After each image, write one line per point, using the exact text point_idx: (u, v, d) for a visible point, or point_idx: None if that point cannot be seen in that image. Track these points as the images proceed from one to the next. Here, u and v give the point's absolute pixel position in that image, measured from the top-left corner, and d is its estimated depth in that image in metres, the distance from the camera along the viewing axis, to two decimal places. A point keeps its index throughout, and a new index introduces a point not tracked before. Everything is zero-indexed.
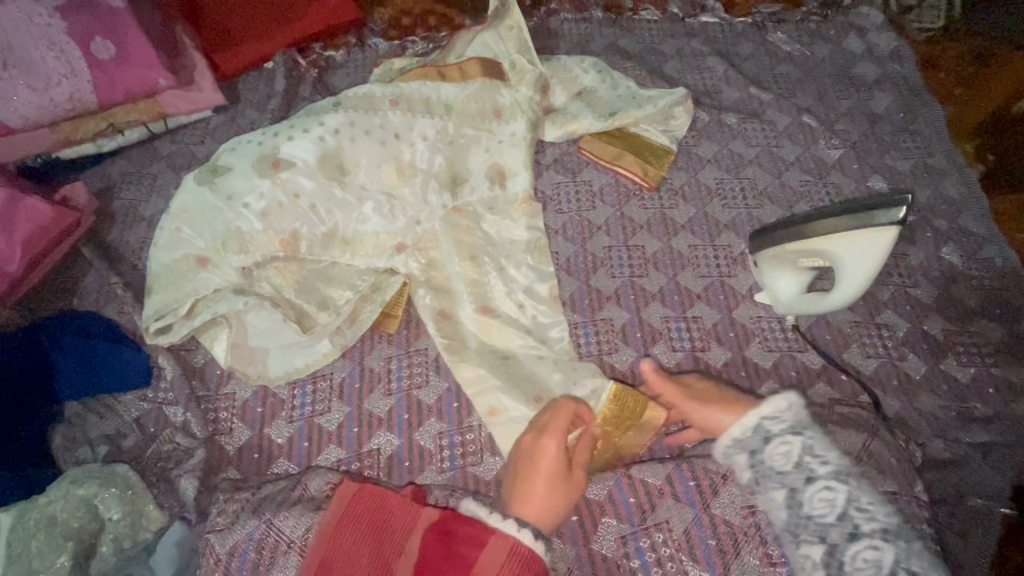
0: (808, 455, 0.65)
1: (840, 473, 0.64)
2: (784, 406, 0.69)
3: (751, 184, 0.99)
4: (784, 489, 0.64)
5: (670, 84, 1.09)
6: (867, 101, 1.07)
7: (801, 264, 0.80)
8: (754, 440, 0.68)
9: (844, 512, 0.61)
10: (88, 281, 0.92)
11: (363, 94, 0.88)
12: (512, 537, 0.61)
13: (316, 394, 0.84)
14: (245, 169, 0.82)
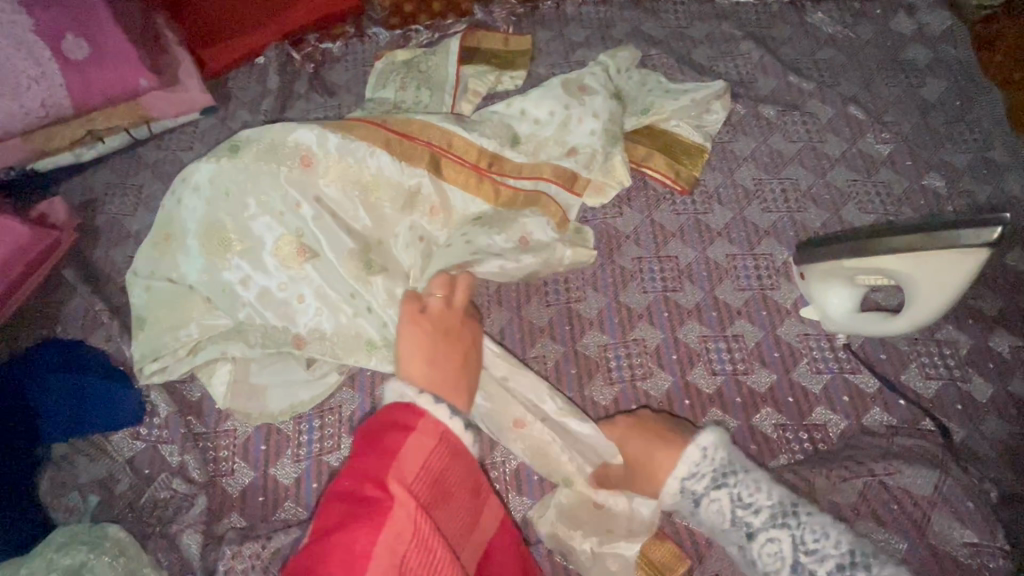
0: (739, 508, 0.64)
1: (777, 519, 0.63)
2: (699, 458, 0.66)
3: (793, 184, 0.91)
4: (737, 547, 0.65)
5: (701, 74, 0.99)
6: (919, 88, 0.97)
7: (862, 281, 0.73)
8: (689, 498, 0.66)
9: (797, 564, 0.61)
10: (72, 306, 0.85)
11: (332, 150, 0.76)
12: (439, 420, 0.57)
13: (325, 429, 0.77)
14: (199, 235, 0.75)
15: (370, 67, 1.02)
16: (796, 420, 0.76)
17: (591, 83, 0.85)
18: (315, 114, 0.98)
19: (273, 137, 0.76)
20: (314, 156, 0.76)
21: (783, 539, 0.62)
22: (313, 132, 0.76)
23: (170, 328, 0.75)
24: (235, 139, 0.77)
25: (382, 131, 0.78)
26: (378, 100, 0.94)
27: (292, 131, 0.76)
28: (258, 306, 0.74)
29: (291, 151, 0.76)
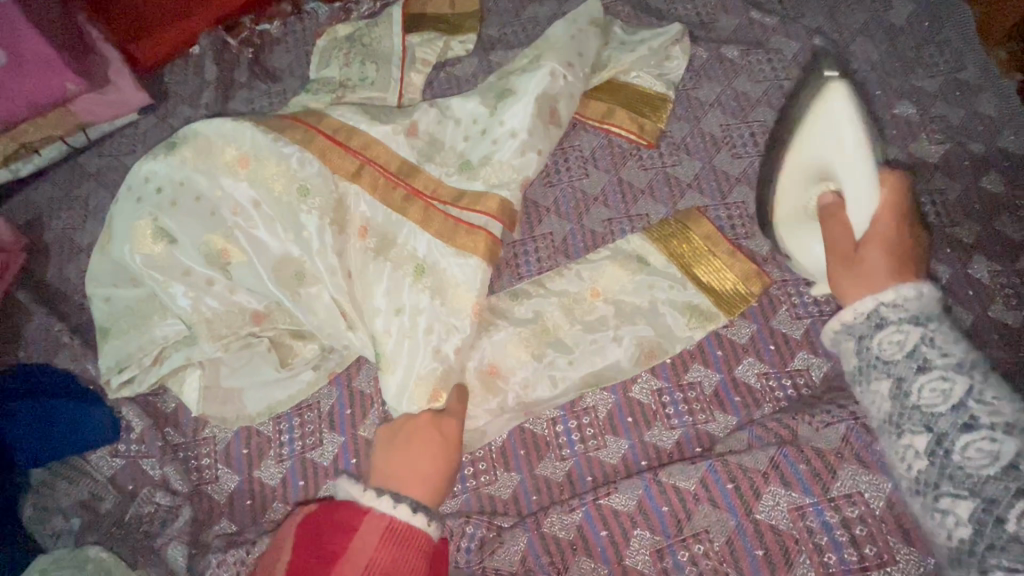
0: (926, 345, 0.54)
1: (964, 366, 0.52)
2: (912, 293, 0.57)
3: (762, 127, 0.87)
4: (889, 380, 0.55)
5: (659, 19, 0.95)
6: (886, 12, 0.93)
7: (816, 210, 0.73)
8: (865, 326, 0.59)
9: (960, 404, 0.51)
10: (30, 329, 0.82)
11: (269, 148, 0.73)
12: (389, 514, 0.57)
13: (305, 427, 0.76)
14: (130, 231, 0.72)
15: (312, 47, 0.96)
16: (778, 367, 0.76)
17: (565, 73, 0.81)
18: (260, 103, 0.94)
19: (215, 133, 0.74)
20: (251, 158, 0.73)
21: (958, 381, 0.52)
22: (249, 130, 0.73)
23: (133, 337, 0.74)
24: (178, 136, 0.75)
25: (326, 141, 0.74)
26: (322, 81, 0.89)
27: (234, 128, 0.74)
28: (192, 304, 0.71)
29: (230, 151, 0.73)
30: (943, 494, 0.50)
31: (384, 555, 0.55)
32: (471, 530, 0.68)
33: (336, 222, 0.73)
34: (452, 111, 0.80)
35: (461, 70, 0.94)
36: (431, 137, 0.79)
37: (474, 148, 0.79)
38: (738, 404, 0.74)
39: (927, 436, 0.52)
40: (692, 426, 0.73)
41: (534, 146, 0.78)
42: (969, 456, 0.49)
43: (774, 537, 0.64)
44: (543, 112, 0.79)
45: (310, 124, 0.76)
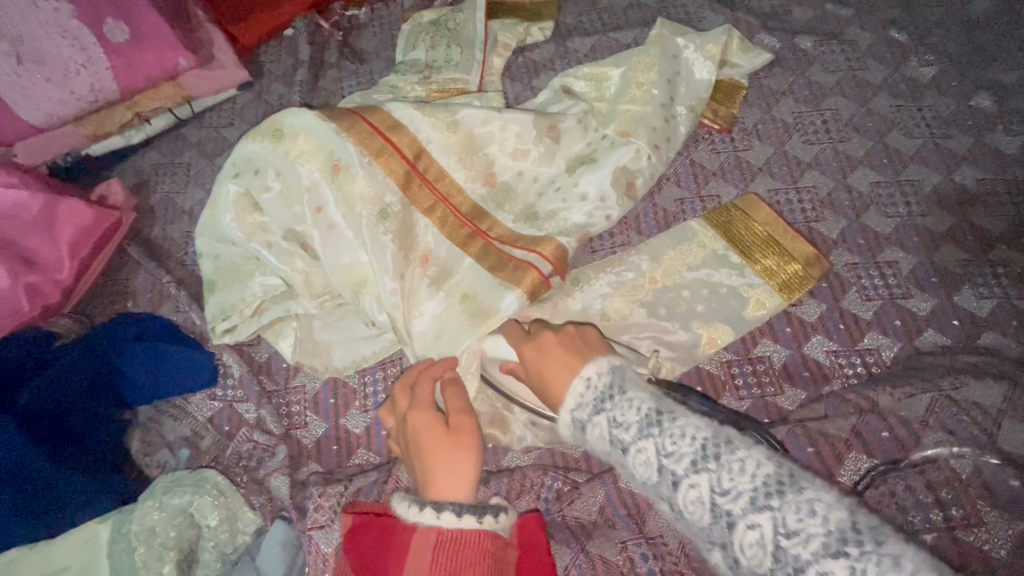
0: (717, 493, 0.51)
1: (757, 503, 0.49)
2: (582, 387, 0.60)
3: (834, 115, 0.89)
4: (718, 548, 0.52)
5: (733, 10, 0.98)
6: (962, 6, 0.94)
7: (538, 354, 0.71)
8: (662, 485, 0.54)
9: (780, 550, 0.47)
10: (139, 281, 0.89)
11: (358, 169, 0.75)
12: (434, 528, 0.56)
13: (388, 380, 0.81)
14: (230, 198, 0.78)
15: (399, 30, 1.02)
16: (847, 346, 0.78)
17: (653, 121, 0.85)
18: (349, 82, 1.00)
19: (314, 132, 0.77)
20: (341, 166, 0.76)
21: (764, 524, 0.49)
22: (345, 142, 0.76)
23: (234, 288, 0.80)
24: (280, 120, 0.78)
25: (404, 173, 0.77)
26: (409, 63, 0.95)
27: (333, 134, 0.76)
28: (288, 264, 0.77)
29: (325, 155, 0.76)
30: None
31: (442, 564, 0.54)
32: (548, 482, 0.73)
33: (403, 248, 0.75)
34: (531, 163, 0.82)
35: (538, 54, 0.98)
36: (510, 185, 0.82)
37: (545, 200, 0.82)
38: (806, 378, 0.76)
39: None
40: (760, 397, 0.76)
41: (602, 212, 0.81)
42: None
43: None
44: (619, 183, 0.82)
45: (392, 140, 0.77)
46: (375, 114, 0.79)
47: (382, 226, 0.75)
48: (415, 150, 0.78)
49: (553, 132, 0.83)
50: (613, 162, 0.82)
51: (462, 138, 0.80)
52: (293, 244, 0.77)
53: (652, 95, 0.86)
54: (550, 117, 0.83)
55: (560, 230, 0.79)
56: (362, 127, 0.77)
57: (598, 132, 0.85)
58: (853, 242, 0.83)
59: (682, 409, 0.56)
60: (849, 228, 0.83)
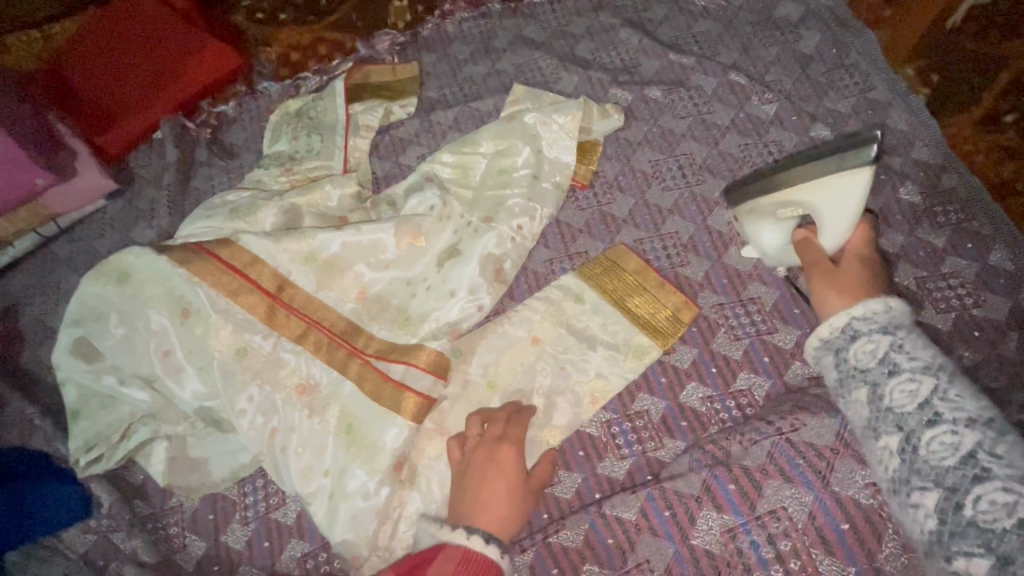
0: (894, 351, 0.57)
1: (978, 421, 0.52)
2: (881, 308, 0.60)
3: (689, 159, 0.93)
4: (866, 386, 0.58)
5: (585, 68, 1.01)
6: (795, 43, 0.99)
7: (787, 214, 0.77)
8: (864, 357, 0.59)
9: (926, 402, 0.54)
10: (6, 414, 0.86)
11: (214, 309, 0.76)
12: (463, 546, 0.59)
13: (268, 488, 0.78)
14: (72, 343, 0.75)
15: (266, 122, 1.03)
16: (721, 390, 0.78)
17: (525, 200, 0.87)
18: (219, 179, 1.00)
19: (162, 277, 0.76)
20: (193, 310, 0.76)
21: (924, 381, 0.55)
22: (196, 285, 0.76)
23: (86, 426, 0.76)
24: (124, 263, 0.76)
25: (268, 309, 0.77)
26: (274, 156, 0.96)
27: (184, 278, 0.76)
28: (150, 396, 0.75)
29: (176, 300, 0.76)
30: (913, 488, 0.53)
31: None
32: None
33: (273, 384, 0.75)
34: (398, 270, 0.82)
35: (404, 130, 1.00)
36: (381, 294, 0.81)
37: (415, 303, 0.81)
38: (684, 428, 0.77)
39: (897, 435, 0.55)
40: (642, 454, 0.76)
41: (474, 304, 0.81)
42: (932, 448, 0.52)
43: (709, 561, 0.67)
44: (488, 275, 0.82)
45: (249, 277, 0.78)
46: (225, 247, 0.78)
47: (245, 358, 0.75)
48: (276, 282, 0.79)
49: (416, 238, 0.82)
50: (476, 250, 0.83)
51: (321, 264, 0.80)
52: (143, 379, 0.75)
53: (517, 183, 0.88)
54: (411, 219, 0.82)
55: (434, 329, 0.80)
56: (211, 264, 0.77)
57: (465, 219, 0.85)
58: (718, 283, 0.84)
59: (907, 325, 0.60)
60: (713, 269, 0.85)
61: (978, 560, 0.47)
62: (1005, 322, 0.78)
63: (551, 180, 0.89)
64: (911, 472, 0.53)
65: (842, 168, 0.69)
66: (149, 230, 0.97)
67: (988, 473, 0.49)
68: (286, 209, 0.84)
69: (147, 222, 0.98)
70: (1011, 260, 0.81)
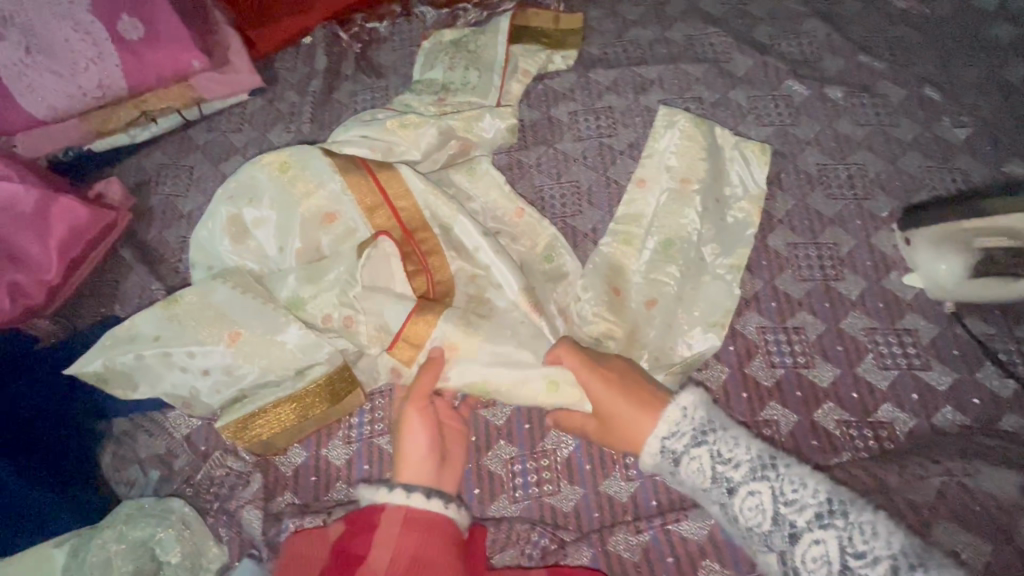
0: (781, 505, 0.56)
1: (897, 572, 0.50)
2: (680, 414, 0.62)
3: (861, 170, 0.86)
4: (774, 552, 0.56)
5: (762, 54, 0.95)
6: (1001, 68, 0.91)
7: (982, 245, 0.72)
8: (668, 461, 0.62)
9: (846, 568, 0.52)
10: (129, 286, 0.87)
11: (353, 222, 0.75)
12: (404, 506, 0.58)
13: (375, 411, 0.78)
14: (226, 217, 0.75)
15: (418, 48, 1.00)
16: (860, 417, 0.73)
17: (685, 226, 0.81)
18: (362, 96, 0.97)
19: (320, 180, 0.75)
20: (340, 218, 0.75)
21: (828, 539, 0.53)
22: (350, 201, 0.75)
23: (186, 322, 0.71)
24: (288, 156, 0.76)
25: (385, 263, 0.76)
26: (426, 82, 0.92)
27: (340, 189, 0.75)
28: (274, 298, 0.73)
29: (329, 210, 0.75)
30: None
31: (410, 543, 0.56)
32: (535, 538, 0.69)
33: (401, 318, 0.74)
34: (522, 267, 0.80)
35: (559, 82, 0.95)
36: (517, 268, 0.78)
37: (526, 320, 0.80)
38: (815, 447, 0.72)
39: (719, 507, 0.60)
40: None
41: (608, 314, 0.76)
42: (748, 515, 0.58)
43: None
44: (609, 296, 0.77)
45: (398, 206, 0.76)
46: (385, 171, 0.77)
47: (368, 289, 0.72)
48: (416, 220, 0.76)
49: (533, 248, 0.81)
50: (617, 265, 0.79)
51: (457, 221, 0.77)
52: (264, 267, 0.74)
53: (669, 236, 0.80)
54: (534, 222, 0.81)
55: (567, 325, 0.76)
56: (365, 181, 0.76)
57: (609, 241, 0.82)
58: (873, 307, 0.79)
59: (726, 418, 0.62)
60: (869, 290, 0.80)
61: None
62: None
63: (726, 260, 0.80)
64: (748, 535, 0.58)
65: None
66: (287, 134, 0.96)
67: None
68: (442, 134, 0.82)
69: (286, 126, 0.96)
70: None
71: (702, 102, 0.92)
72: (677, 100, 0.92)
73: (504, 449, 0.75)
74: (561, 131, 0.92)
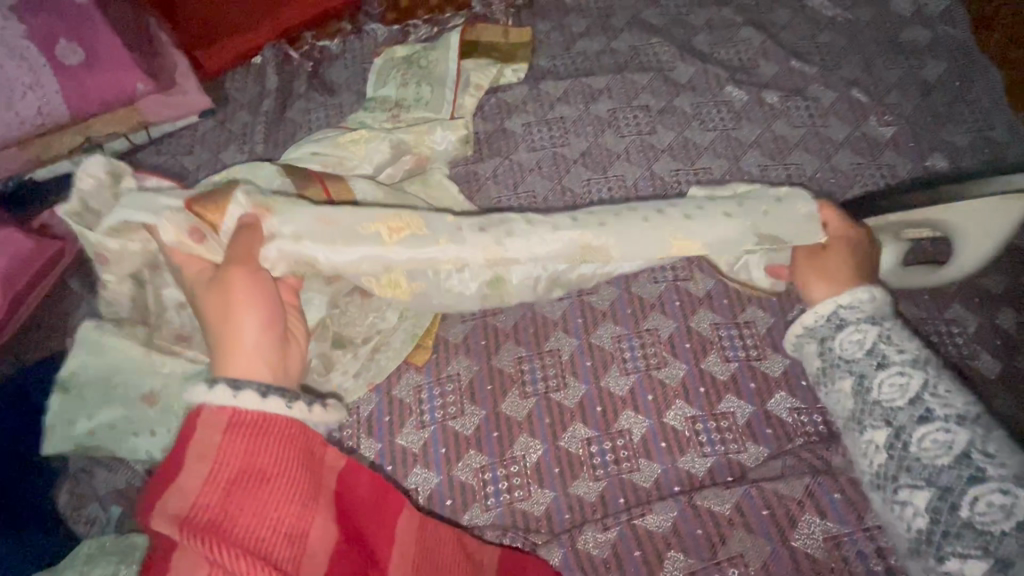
0: (928, 393, 0.53)
1: (1023, 480, 0.47)
2: (865, 297, 0.62)
3: (799, 170, 0.91)
4: (888, 429, 0.54)
5: (703, 61, 0.99)
6: (919, 69, 0.98)
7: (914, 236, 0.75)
8: (826, 328, 0.63)
9: (963, 456, 0.49)
10: (80, 317, 0.84)
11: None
12: (225, 405, 0.50)
13: (344, 430, 0.78)
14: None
15: (370, 65, 1.01)
16: (811, 403, 0.77)
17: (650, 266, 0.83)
18: (316, 114, 0.97)
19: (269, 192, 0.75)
20: None
21: (961, 433, 0.50)
22: None
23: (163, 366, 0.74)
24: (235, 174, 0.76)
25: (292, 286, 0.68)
26: (379, 99, 0.93)
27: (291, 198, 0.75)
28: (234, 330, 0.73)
29: None
30: (948, 554, 0.47)
31: (233, 441, 0.48)
32: (507, 543, 0.70)
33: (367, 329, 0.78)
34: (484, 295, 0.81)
35: (511, 95, 0.98)
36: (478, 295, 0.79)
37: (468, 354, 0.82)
38: (770, 435, 0.75)
39: (853, 378, 0.58)
40: (724, 455, 0.75)
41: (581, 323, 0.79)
42: (883, 391, 0.55)
43: (809, 567, 0.65)
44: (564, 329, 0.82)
45: None
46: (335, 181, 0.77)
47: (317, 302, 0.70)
48: None
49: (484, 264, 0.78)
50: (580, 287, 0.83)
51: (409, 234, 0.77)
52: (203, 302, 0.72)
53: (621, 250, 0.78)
54: None
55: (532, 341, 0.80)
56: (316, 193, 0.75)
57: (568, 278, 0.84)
58: None
59: (899, 327, 0.60)
60: None
61: (921, 492, 0.50)
62: None
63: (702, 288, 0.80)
64: (863, 407, 0.56)
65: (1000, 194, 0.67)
66: (240, 154, 0.94)
67: None
68: (395, 149, 0.83)
69: (238, 146, 0.95)
70: None
71: (649, 110, 0.96)
72: (626, 108, 0.96)
73: (473, 458, 0.76)
74: (515, 142, 0.94)
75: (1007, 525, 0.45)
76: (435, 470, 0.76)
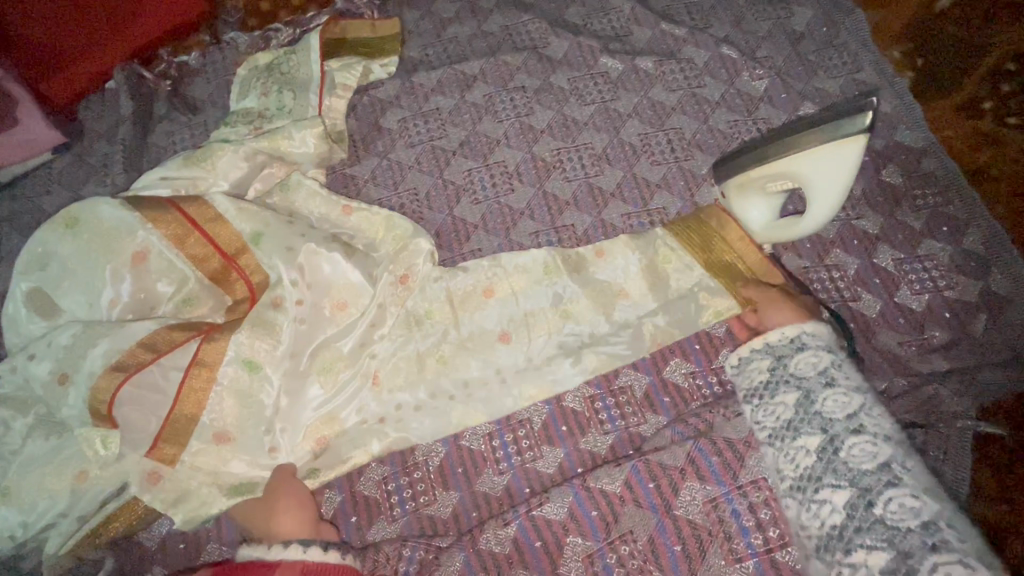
0: (834, 368, 0.59)
1: (895, 438, 0.53)
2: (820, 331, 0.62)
3: (678, 134, 0.91)
4: (798, 392, 0.58)
5: (576, 34, 0.98)
6: (787, 19, 0.98)
7: (775, 188, 0.74)
8: (787, 346, 0.62)
9: (855, 413, 0.54)
10: None
11: (168, 256, 0.71)
12: (300, 560, 0.60)
13: None
14: (25, 296, 0.69)
15: (233, 76, 0.95)
16: (705, 366, 0.78)
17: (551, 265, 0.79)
18: (180, 135, 0.92)
19: (114, 221, 0.70)
20: (149, 254, 0.70)
21: (857, 397, 0.56)
22: (156, 233, 0.71)
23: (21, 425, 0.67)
24: (77, 210, 0.71)
25: (146, 363, 0.65)
26: (241, 112, 0.89)
27: (139, 222, 0.71)
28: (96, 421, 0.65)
29: (130, 247, 0.70)
30: (823, 485, 0.52)
31: None
32: (409, 554, 0.68)
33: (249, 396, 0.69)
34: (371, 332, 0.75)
35: (383, 92, 0.94)
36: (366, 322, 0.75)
37: (373, 438, 0.73)
38: (667, 404, 0.76)
39: (798, 391, 0.58)
40: (624, 430, 0.75)
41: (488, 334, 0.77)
42: (827, 403, 0.56)
43: (691, 531, 0.66)
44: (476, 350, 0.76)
45: (208, 233, 0.72)
46: (191, 203, 0.73)
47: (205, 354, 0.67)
48: (233, 244, 0.72)
49: (342, 305, 0.74)
50: (483, 293, 0.78)
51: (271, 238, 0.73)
52: (55, 370, 0.65)
53: (478, 277, 0.78)
54: (367, 214, 0.80)
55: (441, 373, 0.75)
56: (172, 219, 0.72)
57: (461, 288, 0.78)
58: None
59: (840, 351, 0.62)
60: None
61: (842, 491, 0.51)
62: (974, 304, 0.80)
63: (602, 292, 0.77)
64: (778, 374, 0.60)
65: (835, 138, 0.67)
66: (101, 188, 0.89)
67: (899, 481, 0.50)
68: (250, 161, 0.80)
69: (98, 179, 0.90)
70: (983, 242, 0.83)
71: (525, 91, 0.94)
72: (502, 91, 0.94)
73: (372, 472, 0.74)
74: (391, 141, 0.91)
75: (869, 465, 0.51)
76: (336, 488, 0.74)
